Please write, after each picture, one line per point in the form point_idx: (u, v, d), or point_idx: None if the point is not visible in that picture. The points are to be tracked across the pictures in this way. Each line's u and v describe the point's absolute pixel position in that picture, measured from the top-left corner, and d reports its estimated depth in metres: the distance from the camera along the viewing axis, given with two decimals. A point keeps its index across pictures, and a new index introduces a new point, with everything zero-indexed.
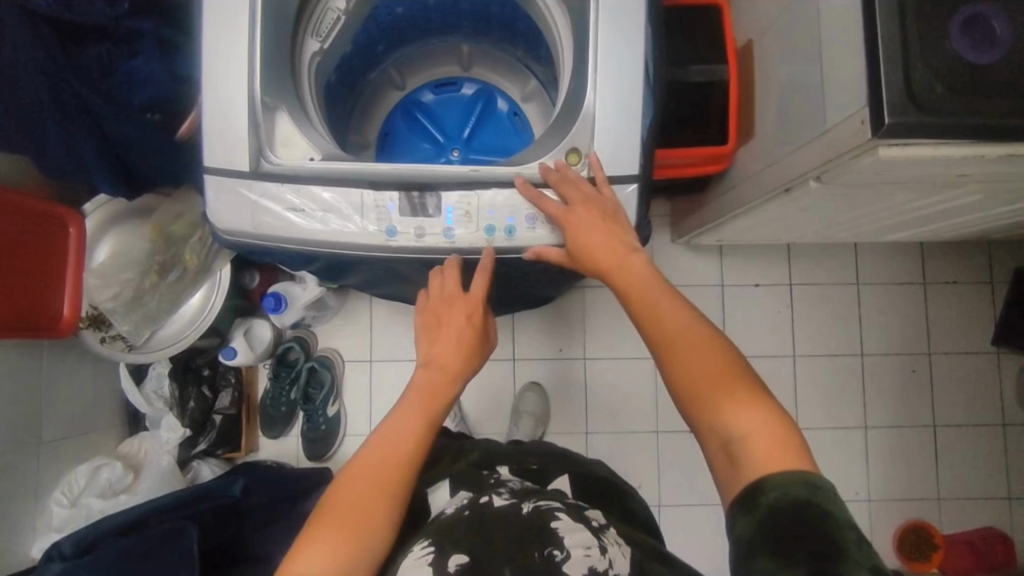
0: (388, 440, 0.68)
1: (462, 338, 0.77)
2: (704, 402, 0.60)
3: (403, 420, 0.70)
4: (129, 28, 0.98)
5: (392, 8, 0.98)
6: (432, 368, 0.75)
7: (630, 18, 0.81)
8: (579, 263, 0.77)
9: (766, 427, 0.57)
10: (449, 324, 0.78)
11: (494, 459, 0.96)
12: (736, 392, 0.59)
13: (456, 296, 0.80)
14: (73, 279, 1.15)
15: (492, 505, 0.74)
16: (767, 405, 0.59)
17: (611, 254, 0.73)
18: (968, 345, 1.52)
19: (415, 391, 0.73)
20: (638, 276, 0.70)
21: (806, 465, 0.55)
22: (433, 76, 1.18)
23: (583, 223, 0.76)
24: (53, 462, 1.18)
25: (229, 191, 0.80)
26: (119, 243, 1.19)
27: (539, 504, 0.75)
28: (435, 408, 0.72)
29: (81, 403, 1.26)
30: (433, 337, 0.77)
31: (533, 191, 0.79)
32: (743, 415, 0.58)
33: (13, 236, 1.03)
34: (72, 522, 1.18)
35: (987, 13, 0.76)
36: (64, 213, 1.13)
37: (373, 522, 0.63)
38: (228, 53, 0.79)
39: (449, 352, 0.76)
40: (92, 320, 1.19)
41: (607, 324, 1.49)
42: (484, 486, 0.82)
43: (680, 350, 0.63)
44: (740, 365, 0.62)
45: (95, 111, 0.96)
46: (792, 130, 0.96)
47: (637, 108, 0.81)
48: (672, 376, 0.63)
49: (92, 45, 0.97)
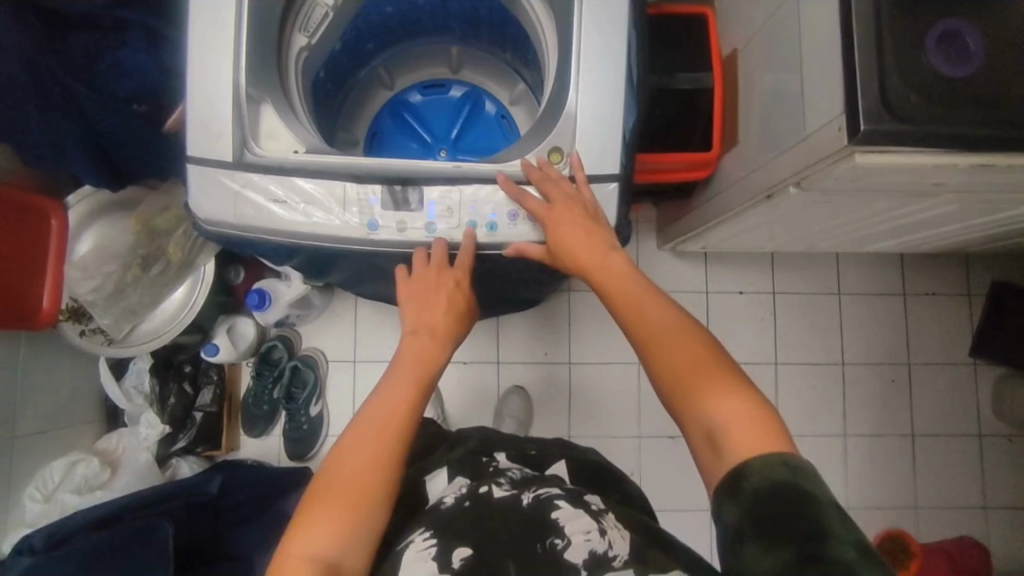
0: (379, 414, 0.67)
1: (453, 304, 0.78)
2: (685, 392, 0.61)
3: (393, 392, 0.69)
4: (118, 18, 0.98)
5: (382, 7, 1.00)
6: (423, 335, 0.74)
7: (614, 21, 0.82)
8: (558, 261, 0.78)
9: (746, 414, 0.58)
10: (440, 296, 0.78)
11: (492, 446, 0.94)
12: (715, 381, 0.60)
13: (442, 267, 0.80)
14: (54, 269, 1.14)
15: (493, 496, 0.74)
16: (746, 392, 0.60)
17: (590, 252, 0.74)
18: (946, 356, 1.54)
19: (407, 358, 0.72)
20: (616, 274, 0.71)
21: (785, 447, 0.56)
22: (421, 77, 1.19)
23: (563, 220, 0.77)
24: (27, 456, 1.17)
25: (210, 180, 0.80)
26: (100, 236, 1.19)
27: (539, 493, 0.75)
28: (426, 380, 0.72)
29: (58, 397, 1.25)
30: (423, 305, 0.77)
31: (514, 188, 0.80)
32: (724, 402, 0.59)
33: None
34: (45, 518, 1.15)
35: (964, 31, 0.80)
36: (45, 203, 1.13)
37: (371, 498, 0.63)
38: (214, 44, 0.80)
39: (437, 318, 0.76)
40: (72, 312, 1.18)
41: (592, 329, 1.50)
42: (483, 474, 0.81)
43: (661, 344, 0.64)
44: (719, 356, 0.63)
45: (81, 100, 0.97)
46: (773, 137, 0.98)
47: (620, 110, 0.82)
48: (654, 368, 0.64)
49: (79, 35, 0.97)
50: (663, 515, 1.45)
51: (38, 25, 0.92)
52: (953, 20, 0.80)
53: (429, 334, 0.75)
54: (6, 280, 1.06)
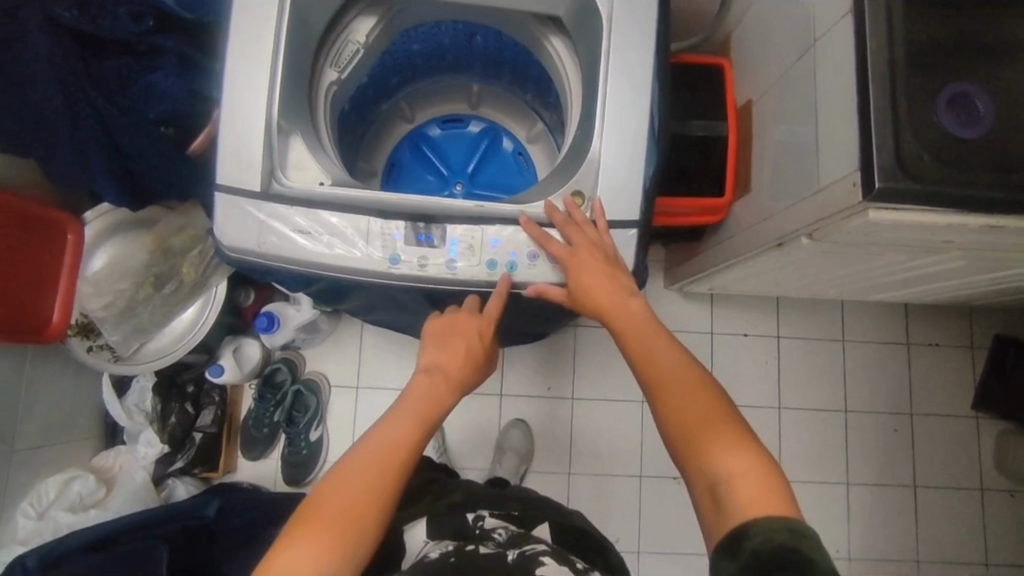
0: (381, 448, 0.68)
1: (474, 350, 0.80)
2: (694, 443, 0.61)
3: (393, 427, 0.70)
4: (152, 44, 1.02)
5: (409, 45, 1.02)
6: (433, 374, 0.76)
7: (638, 69, 0.84)
8: (577, 303, 0.79)
9: (751, 472, 0.58)
10: (459, 340, 0.79)
11: (475, 500, 0.88)
12: (724, 436, 0.61)
13: (469, 314, 0.82)
14: (66, 283, 1.16)
15: (480, 556, 0.83)
16: (752, 450, 0.60)
17: (609, 295, 0.75)
18: (949, 408, 1.54)
19: (419, 392, 0.74)
20: (633, 319, 0.72)
21: (790, 512, 0.55)
22: (441, 112, 1.23)
23: (586, 263, 0.78)
24: (24, 472, 1.16)
25: (236, 207, 0.81)
26: (116, 253, 1.20)
27: (526, 548, 0.84)
28: (429, 418, 0.72)
29: (59, 412, 1.25)
30: (440, 346, 0.79)
31: (537, 230, 0.81)
32: (730, 457, 0.59)
33: (13, 238, 1.05)
34: (38, 535, 1.14)
35: (952, 92, 0.83)
36: (63, 218, 1.15)
37: (359, 528, 0.63)
38: (249, 74, 0.81)
39: (452, 363, 0.78)
40: (81, 328, 1.18)
41: (597, 365, 1.50)
42: (468, 534, 0.85)
43: (674, 393, 0.64)
44: (728, 412, 0.63)
45: (111, 122, 1.01)
46: (786, 188, 1.00)
47: (641, 156, 0.84)
48: (664, 416, 0.65)
49: (111, 58, 1.01)
50: (662, 557, 1.43)
51: (66, 43, 0.95)
52: (944, 92, 0.82)
53: (437, 373, 0.77)
54: (19, 292, 1.06)
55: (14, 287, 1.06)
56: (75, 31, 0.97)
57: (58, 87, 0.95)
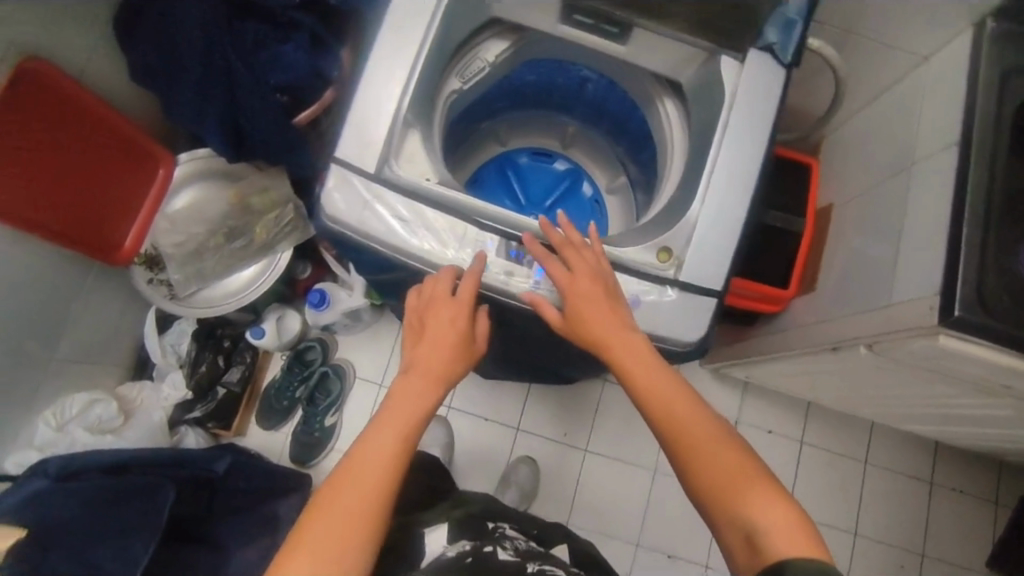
0: (373, 452, 0.72)
1: (453, 343, 0.80)
2: (723, 491, 0.65)
3: (383, 432, 0.73)
4: (291, 18, 1.11)
5: (525, 75, 1.07)
6: (415, 373, 0.78)
7: (751, 145, 0.82)
8: (570, 330, 0.79)
9: (786, 524, 0.62)
10: (437, 338, 0.80)
11: (496, 514, 0.92)
12: (752, 486, 0.65)
13: (444, 302, 0.81)
14: (146, 215, 1.23)
15: (496, 558, 0.76)
16: (779, 497, 0.64)
17: (611, 331, 0.76)
18: (961, 559, 1.49)
19: (403, 392, 0.76)
20: (636, 361, 0.74)
21: (823, 554, 0.59)
22: (532, 143, 1.28)
23: (584, 291, 0.77)
24: (55, 382, 1.21)
25: (348, 183, 0.84)
26: (198, 196, 1.27)
27: (544, 566, 0.76)
28: (416, 415, 0.75)
29: (102, 334, 1.30)
30: (426, 343, 0.80)
31: (539, 249, 0.80)
32: (761, 504, 0.63)
33: (104, 162, 1.14)
34: (53, 446, 1.17)
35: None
36: (160, 155, 1.23)
37: (355, 536, 0.67)
38: (388, 62, 0.85)
39: (436, 360, 0.79)
40: (147, 259, 1.24)
41: (617, 423, 1.49)
42: (488, 537, 0.82)
43: (696, 446, 0.68)
44: (751, 461, 0.67)
45: (237, 78, 1.06)
46: (854, 297, 1.01)
47: (736, 231, 0.81)
48: (687, 468, 0.68)
49: (253, 22, 1.09)
50: None
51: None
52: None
53: (420, 373, 0.78)
54: (101, 210, 1.15)
55: (98, 208, 1.15)
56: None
57: (200, 35, 1.03)
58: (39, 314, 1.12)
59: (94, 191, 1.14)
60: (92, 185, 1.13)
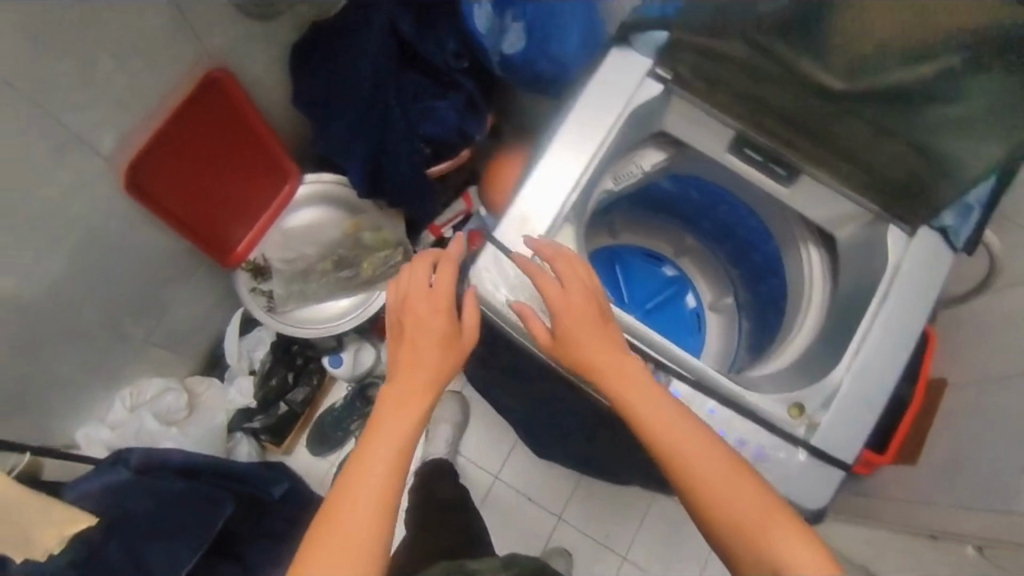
0: (373, 466, 0.69)
1: (443, 347, 0.76)
2: (747, 534, 0.66)
3: (381, 444, 0.71)
4: (453, 79, 1.13)
5: (664, 183, 1.08)
6: (404, 378, 0.74)
7: (904, 325, 0.82)
8: (558, 346, 0.77)
9: (812, 564, 0.64)
10: (425, 342, 0.76)
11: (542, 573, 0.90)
12: (774, 529, 0.66)
13: (423, 302, 0.78)
14: (261, 226, 1.27)
15: None
16: (801, 535, 0.66)
17: (610, 358, 0.74)
18: None
19: (398, 398, 0.73)
20: (641, 393, 0.73)
21: None
22: (646, 245, 1.27)
23: (576, 307, 0.76)
24: (136, 365, 1.26)
25: (502, 267, 0.84)
26: (316, 218, 1.30)
27: None
28: (415, 421, 0.73)
29: (189, 326, 1.35)
30: (411, 346, 0.76)
31: (531, 264, 0.79)
32: (788, 549, 0.65)
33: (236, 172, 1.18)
34: (122, 426, 1.24)
35: None
36: (289, 171, 1.25)
37: (363, 556, 0.66)
38: (566, 161, 0.84)
39: (425, 365, 0.75)
40: (254, 268, 1.28)
41: (662, 538, 1.43)
42: None
43: (714, 489, 0.68)
44: (766, 496, 0.68)
45: (392, 125, 1.10)
46: (959, 490, 0.96)
47: (875, 405, 0.81)
48: (704, 509, 0.68)
49: (413, 72, 1.11)
50: None
51: (393, 48, 1.06)
52: None
53: (410, 376, 0.74)
54: (220, 216, 1.19)
55: (218, 214, 1.19)
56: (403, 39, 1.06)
57: (369, 77, 1.06)
58: (146, 297, 1.18)
59: (219, 198, 1.17)
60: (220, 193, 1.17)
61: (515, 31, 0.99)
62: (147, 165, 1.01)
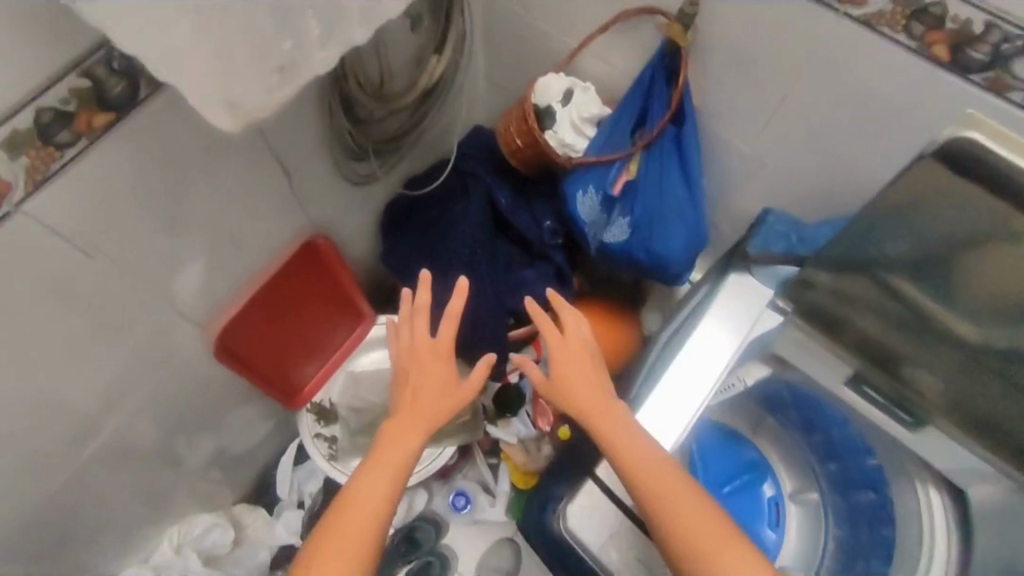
0: (363, 498, 0.70)
1: (443, 391, 0.77)
2: None
3: (372, 478, 0.71)
4: (546, 252, 1.12)
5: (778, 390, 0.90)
6: (403, 415, 0.75)
7: None
8: (552, 395, 0.76)
9: None
10: (426, 386, 0.77)
11: None
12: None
13: (422, 347, 0.79)
14: (330, 366, 1.25)
15: None
16: None
17: (601, 410, 0.74)
18: None
19: (393, 433, 0.74)
20: (627, 440, 0.71)
21: None
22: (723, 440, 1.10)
23: (573, 363, 0.77)
24: (186, 501, 1.24)
25: (596, 505, 0.80)
26: (383, 362, 1.27)
27: None
28: (407, 459, 0.73)
29: (243, 458, 1.33)
30: (412, 387, 0.77)
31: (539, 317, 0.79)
32: None
33: (310, 314, 1.17)
34: (166, 567, 1.23)
35: None
36: (363, 314, 1.24)
37: None
38: (696, 376, 0.79)
39: (422, 404, 0.76)
40: (319, 411, 1.24)
41: None
42: None
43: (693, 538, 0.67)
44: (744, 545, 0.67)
45: (479, 291, 1.11)
46: None
47: None
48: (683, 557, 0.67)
49: (507, 241, 1.13)
50: None
51: (488, 219, 1.10)
52: None
53: (409, 415, 0.75)
54: (291, 356, 1.18)
55: (288, 355, 1.17)
56: (499, 212, 1.12)
57: (460, 244, 1.09)
58: (202, 435, 1.15)
59: (293, 341, 1.17)
60: (294, 336, 1.16)
61: (620, 224, 0.96)
62: (236, 333, 1.02)
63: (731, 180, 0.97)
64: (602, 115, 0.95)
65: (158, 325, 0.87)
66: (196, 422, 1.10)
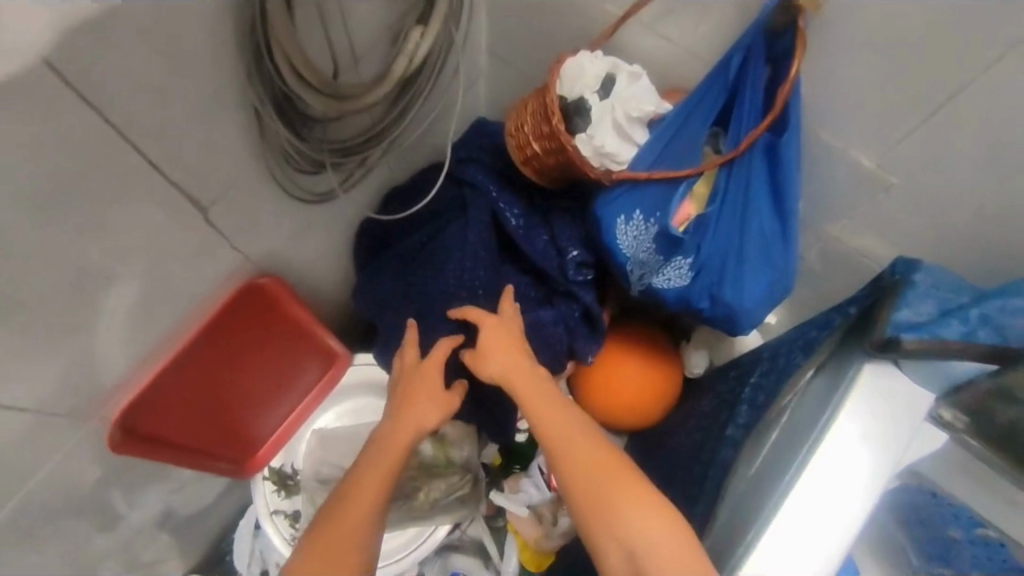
0: (346, 500, 0.66)
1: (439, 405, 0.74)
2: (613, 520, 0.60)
3: (359, 483, 0.67)
4: (572, 292, 0.80)
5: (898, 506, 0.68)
6: (388, 423, 0.73)
7: None
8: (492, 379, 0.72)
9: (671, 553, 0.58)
10: (416, 395, 0.74)
11: None
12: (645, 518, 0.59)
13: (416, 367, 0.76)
14: (293, 419, 0.98)
15: None
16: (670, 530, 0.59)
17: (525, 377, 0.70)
18: None
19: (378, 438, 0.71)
20: (541, 397, 0.68)
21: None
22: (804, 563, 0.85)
23: (499, 333, 0.73)
24: None
25: None
26: (359, 414, 1.02)
27: None
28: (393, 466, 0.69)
29: (196, 530, 1.09)
30: (403, 396, 0.75)
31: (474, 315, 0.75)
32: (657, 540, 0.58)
33: (261, 352, 0.88)
34: None
35: None
36: (335, 355, 0.96)
37: None
38: (829, 509, 0.55)
39: (409, 406, 0.74)
40: (280, 479, 0.97)
41: None
42: None
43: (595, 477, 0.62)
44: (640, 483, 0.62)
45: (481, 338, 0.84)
46: None
47: None
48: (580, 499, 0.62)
49: (515, 274, 0.83)
50: None
51: (492, 245, 0.83)
52: None
53: (391, 425, 0.72)
54: (238, 409, 0.90)
55: (234, 407, 0.89)
56: (507, 234, 0.84)
57: (455, 284, 0.81)
58: (136, 497, 0.89)
59: (240, 390, 0.88)
60: (241, 383, 0.88)
61: (678, 264, 0.67)
62: (147, 402, 0.77)
63: (845, 196, 0.71)
64: (659, 111, 0.68)
65: (44, 376, 0.63)
66: (128, 479, 0.85)
